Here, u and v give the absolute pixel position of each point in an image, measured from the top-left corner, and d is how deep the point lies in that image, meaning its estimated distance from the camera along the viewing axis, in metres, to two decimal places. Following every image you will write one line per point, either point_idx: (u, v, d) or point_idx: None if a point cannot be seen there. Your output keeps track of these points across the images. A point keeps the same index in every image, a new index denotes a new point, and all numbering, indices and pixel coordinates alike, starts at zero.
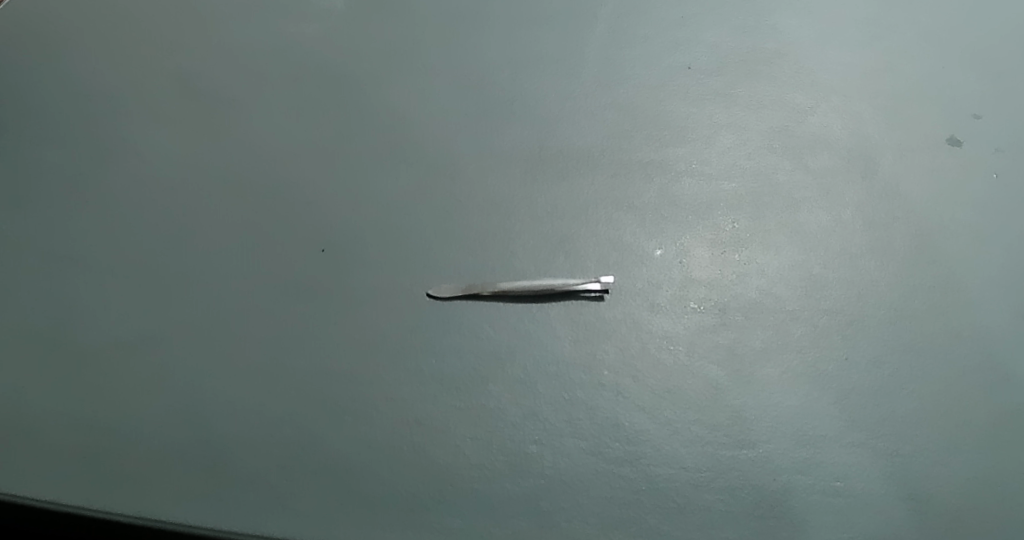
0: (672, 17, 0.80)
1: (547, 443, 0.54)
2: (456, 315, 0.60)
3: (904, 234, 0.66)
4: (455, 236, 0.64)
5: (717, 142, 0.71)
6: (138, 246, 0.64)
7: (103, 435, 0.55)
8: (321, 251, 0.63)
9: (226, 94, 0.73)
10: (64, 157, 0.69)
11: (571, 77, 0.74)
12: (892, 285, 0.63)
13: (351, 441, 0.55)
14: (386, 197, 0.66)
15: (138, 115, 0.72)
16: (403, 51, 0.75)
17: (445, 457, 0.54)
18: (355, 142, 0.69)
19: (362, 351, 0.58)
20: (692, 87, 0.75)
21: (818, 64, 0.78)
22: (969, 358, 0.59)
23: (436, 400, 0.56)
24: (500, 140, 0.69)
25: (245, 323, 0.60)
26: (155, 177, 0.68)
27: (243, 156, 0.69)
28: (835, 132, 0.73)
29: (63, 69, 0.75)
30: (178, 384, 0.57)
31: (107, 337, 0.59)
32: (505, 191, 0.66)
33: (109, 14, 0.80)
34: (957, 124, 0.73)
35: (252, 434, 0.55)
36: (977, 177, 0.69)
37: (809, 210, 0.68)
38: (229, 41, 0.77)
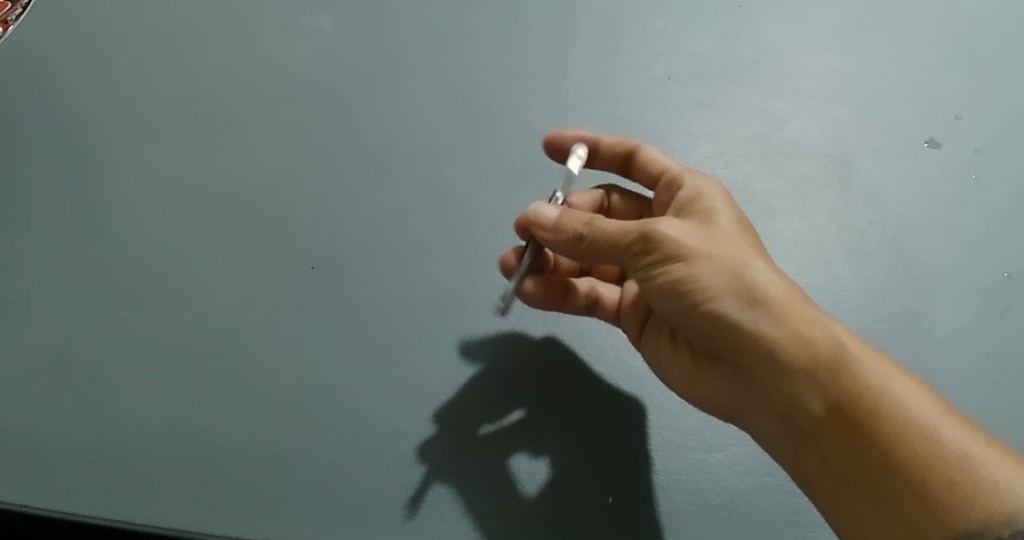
0: (654, 27, 0.81)
1: (528, 449, 0.59)
2: (439, 330, 0.63)
3: (877, 239, 0.71)
4: (439, 250, 0.67)
5: (696, 152, 0.73)
6: (135, 268, 0.67)
7: (109, 454, 0.59)
8: (311, 269, 0.66)
9: (213, 111, 0.75)
10: (53, 177, 0.71)
11: (553, 90, 0.76)
12: (863, 290, 0.68)
13: (343, 450, 0.59)
14: (373, 215, 0.69)
15: (127, 134, 0.74)
16: (388, 64, 0.77)
17: (428, 463, 0.58)
18: (346, 161, 0.72)
19: (352, 365, 0.62)
20: (672, 97, 0.76)
21: (797, 71, 0.80)
22: (926, 358, 0.65)
23: (423, 411, 0.60)
24: (484, 153, 0.72)
25: (241, 342, 0.63)
26: (149, 198, 0.70)
27: (234, 175, 0.71)
28: (813, 138, 0.76)
29: (51, 92, 0.76)
30: (176, 400, 0.61)
31: (106, 354, 0.63)
32: (487, 206, 0.69)
33: (87, 28, 0.80)
34: (937, 127, 0.78)
35: (248, 445, 0.59)
36: (954, 178, 0.75)
37: (785, 217, 0.71)
38: (213, 57, 0.78)
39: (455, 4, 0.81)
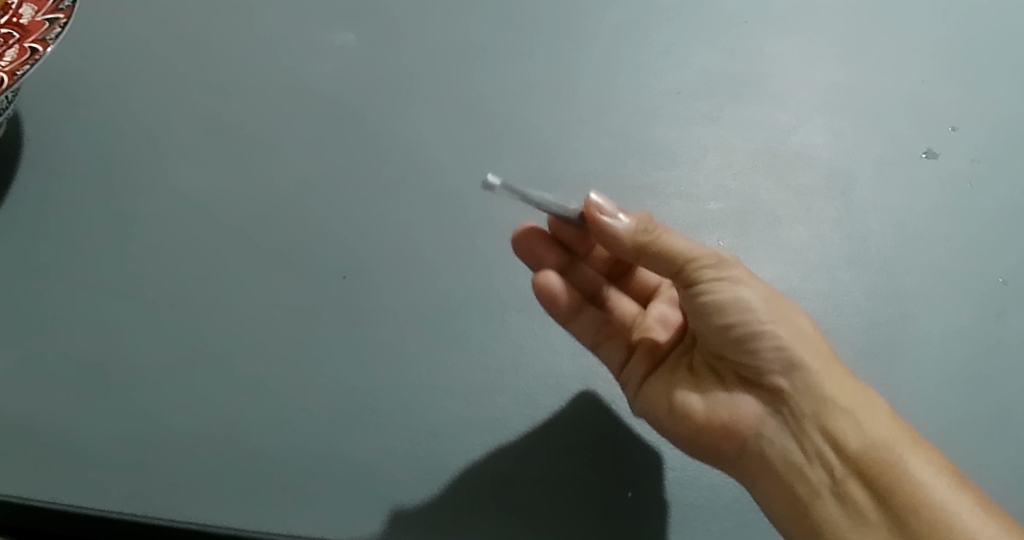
0: (662, 43, 0.85)
1: (550, 448, 0.63)
2: (465, 336, 0.67)
3: (879, 247, 0.75)
4: (462, 260, 0.71)
5: (705, 165, 0.77)
6: (174, 279, 0.70)
7: (155, 454, 0.63)
8: (342, 278, 0.70)
9: (242, 128, 0.78)
10: (90, 192, 0.75)
11: (568, 105, 0.79)
12: (865, 295, 0.72)
13: (376, 450, 0.63)
14: (399, 225, 0.73)
15: (160, 150, 0.77)
16: (408, 81, 0.81)
17: (457, 462, 0.62)
18: (371, 174, 0.75)
19: (382, 370, 0.66)
20: (681, 112, 0.80)
21: (800, 85, 0.84)
22: (926, 360, 0.69)
23: (452, 412, 0.64)
24: (503, 166, 0.75)
25: (276, 348, 0.67)
26: (183, 212, 0.74)
27: (264, 189, 0.75)
28: (816, 150, 0.80)
29: (86, 110, 0.80)
30: (215, 404, 0.64)
31: (148, 362, 0.66)
32: (506, 217, 0.73)
33: (117, 48, 0.84)
34: (935, 138, 0.81)
35: (286, 445, 0.63)
36: (952, 187, 0.78)
37: (790, 226, 0.75)
38: (240, 75, 0.82)
39: (473, 22, 0.85)
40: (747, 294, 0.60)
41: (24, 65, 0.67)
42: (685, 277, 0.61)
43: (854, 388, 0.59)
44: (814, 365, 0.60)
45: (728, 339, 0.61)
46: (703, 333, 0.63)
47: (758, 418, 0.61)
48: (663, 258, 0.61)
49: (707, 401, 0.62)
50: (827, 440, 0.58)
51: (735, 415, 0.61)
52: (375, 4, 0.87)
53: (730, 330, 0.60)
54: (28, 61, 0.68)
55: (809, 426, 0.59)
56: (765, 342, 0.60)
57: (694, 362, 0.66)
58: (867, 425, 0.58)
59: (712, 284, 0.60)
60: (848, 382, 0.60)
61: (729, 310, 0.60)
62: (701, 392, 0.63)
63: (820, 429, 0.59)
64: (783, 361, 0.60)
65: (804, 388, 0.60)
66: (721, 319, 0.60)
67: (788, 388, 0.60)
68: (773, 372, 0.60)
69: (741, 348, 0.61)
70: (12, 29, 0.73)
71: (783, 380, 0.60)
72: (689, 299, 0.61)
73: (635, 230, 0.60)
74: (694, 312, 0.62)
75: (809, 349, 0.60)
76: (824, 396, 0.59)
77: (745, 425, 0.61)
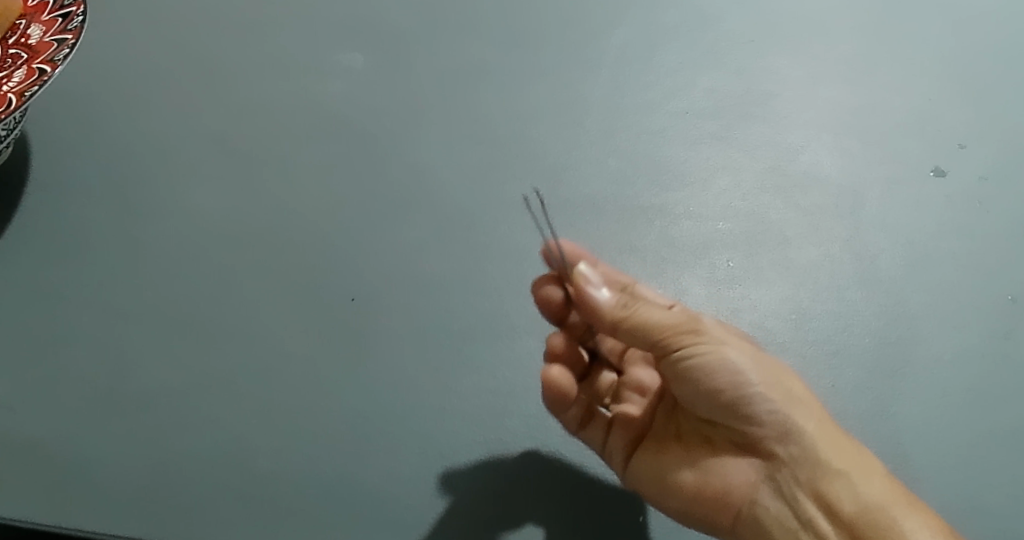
0: (670, 63, 0.85)
1: (559, 473, 0.63)
2: (474, 359, 0.67)
3: (888, 266, 0.74)
4: (471, 283, 0.71)
5: (713, 185, 0.77)
6: (183, 301, 0.70)
7: (165, 477, 0.63)
8: (351, 301, 0.70)
9: (251, 148, 0.78)
10: (98, 213, 0.75)
11: (576, 125, 0.79)
12: (876, 315, 0.72)
13: (385, 475, 0.63)
14: (408, 248, 0.73)
15: (168, 171, 0.77)
16: (417, 101, 0.81)
17: (467, 486, 0.62)
18: (379, 196, 0.75)
19: (392, 393, 0.66)
20: (689, 131, 0.80)
21: (808, 104, 0.84)
22: (937, 380, 0.69)
23: (461, 436, 0.64)
24: (512, 187, 0.75)
25: (286, 372, 0.67)
26: (191, 233, 0.74)
27: (273, 211, 0.75)
28: (824, 169, 0.80)
29: (95, 130, 0.80)
30: (225, 428, 0.65)
31: (158, 385, 0.66)
32: (515, 239, 0.73)
33: (126, 69, 0.84)
34: (943, 156, 0.81)
35: (295, 470, 0.63)
36: (960, 205, 0.78)
37: (800, 246, 0.74)
38: (248, 95, 0.82)
39: (481, 42, 0.85)
40: (736, 356, 0.58)
41: (34, 87, 0.67)
42: (665, 344, 0.59)
43: (849, 451, 0.59)
44: (808, 429, 0.59)
45: (719, 404, 0.60)
46: (691, 398, 0.61)
47: (752, 485, 0.60)
48: (638, 332, 0.59)
49: (698, 473, 0.61)
50: (821, 506, 0.58)
51: (728, 484, 0.60)
52: (383, 24, 0.87)
53: (720, 396, 0.59)
54: (38, 83, 0.68)
55: (803, 492, 0.59)
56: (755, 410, 0.59)
57: (683, 427, 0.65)
58: (862, 488, 0.57)
59: (698, 349, 0.58)
60: (844, 444, 0.59)
61: (719, 376, 0.59)
62: (691, 465, 0.62)
63: (815, 495, 0.58)
64: (777, 427, 0.59)
65: (799, 454, 0.59)
66: (709, 387, 0.59)
67: (783, 454, 0.59)
68: (769, 438, 0.60)
69: (734, 414, 0.60)
70: (22, 51, 0.73)
71: (779, 445, 0.59)
72: (673, 364, 0.60)
73: (613, 305, 0.60)
74: (681, 377, 0.60)
75: (802, 413, 0.59)
76: (819, 461, 0.58)
77: (738, 494, 0.60)
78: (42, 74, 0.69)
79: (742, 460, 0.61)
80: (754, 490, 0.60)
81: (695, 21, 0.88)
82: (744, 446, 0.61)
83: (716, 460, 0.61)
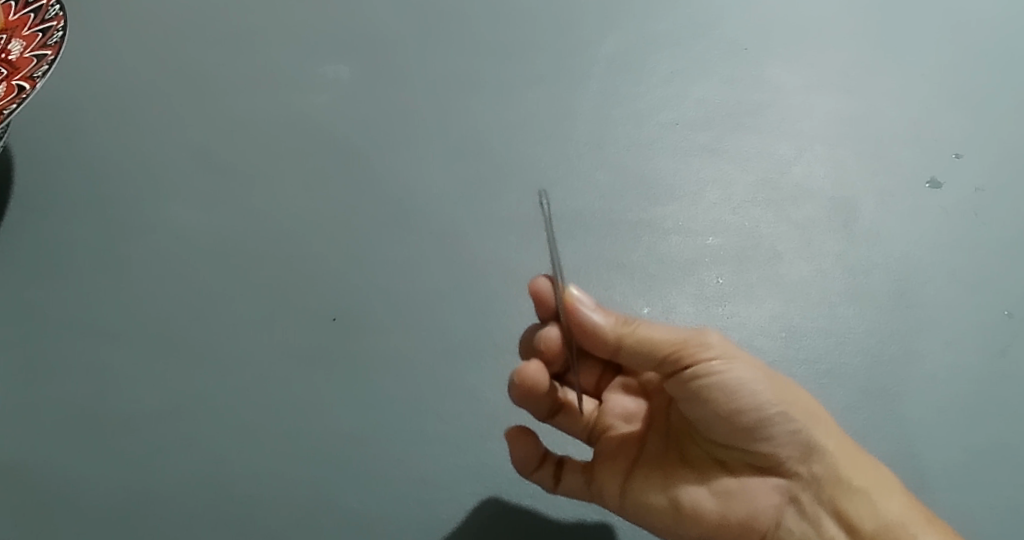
0: (661, 72, 0.83)
1: (541, 497, 0.63)
2: (457, 381, 0.67)
3: (882, 281, 0.73)
4: (456, 302, 0.70)
5: (703, 199, 0.75)
6: (165, 321, 0.70)
7: (146, 501, 0.62)
8: (333, 320, 0.70)
9: (234, 163, 0.77)
10: (79, 229, 0.74)
11: (564, 138, 0.78)
12: (869, 332, 0.70)
13: (366, 499, 0.63)
14: (392, 265, 0.72)
15: (149, 186, 0.76)
16: (403, 114, 0.80)
17: (448, 511, 0.62)
18: (364, 212, 0.75)
19: (374, 416, 0.66)
20: (680, 143, 0.79)
21: (802, 114, 0.82)
22: (931, 399, 0.67)
23: (442, 460, 0.64)
24: (498, 203, 0.75)
25: (268, 394, 0.67)
26: (172, 250, 0.73)
27: (255, 227, 0.74)
28: (816, 182, 0.78)
29: (77, 143, 0.78)
30: (205, 451, 0.64)
31: (138, 407, 0.66)
32: (500, 256, 0.72)
33: (108, 80, 0.83)
34: (939, 167, 0.80)
35: (276, 494, 0.63)
36: (957, 217, 0.77)
37: (791, 261, 0.73)
38: (231, 108, 0.81)
39: (468, 53, 0.84)
40: (752, 375, 0.59)
41: (12, 105, 0.66)
42: (674, 362, 0.59)
43: (867, 467, 0.60)
44: (828, 445, 0.60)
45: (738, 427, 0.59)
46: (707, 421, 0.61)
47: (777, 508, 0.61)
48: (642, 349, 0.60)
49: (720, 497, 0.61)
50: (843, 525, 0.59)
51: (753, 509, 0.61)
52: (368, 33, 0.86)
53: (738, 418, 0.59)
54: (16, 102, 0.67)
55: (825, 511, 0.60)
56: (778, 429, 0.59)
57: (691, 453, 0.64)
58: (883, 505, 0.59)
59: (711, 367, 0.58)
60: (862, 459, 0.60)
61: (737, 398, 0.59)
62: (710, 489, 0.61)
63: (837, 514, 0.60)
64: (797, 446, 0.60)
65: (822, 473, 0.60)
66: (728, 410, 0.59)
67: (805, 474, 0.60)
68: (790, 458, 0.60)
69: (753, 437, 0.60)
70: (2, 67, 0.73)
71: (800, 465, 0.60)
72: (684, 384, 0.60)
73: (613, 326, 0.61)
74: (697, 398, 0.60)
75: (822, 429, 0.60)
76: (841, 479, 0.59)
77: (764, 518, 0.61)
78: (20, 92, 0.68)
79: (762, 483, 0.61)
80: (779, 513, 0.61)
81: (686, 29, 0.87)
82: (763, 467, 0.61)
83: (736, 484, 0.61)
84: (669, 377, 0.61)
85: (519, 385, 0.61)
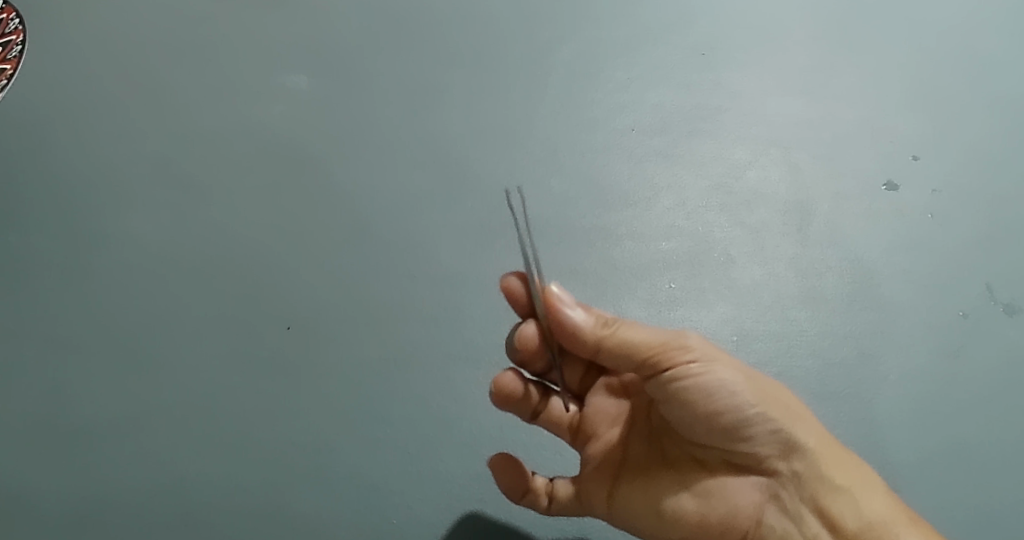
0: (619, 78, 0.84)
1: (491, 501, 0.64)
2: (411, 388, 0.68)
3: (835, 283, 0.74)
4: (410, 309, 0.71)
5: (657, 205, 0.77)
6: (121, 330, 0.70)
7: (101, 509, 0.63)
8: (288, 329, 0.70)
9: (192, 173, 0.78)
10: (39, 240, 0.75)
11: (520, 146, 0.79)
12: (820, 334, 0.71)
13: (319, 505, 0.63)
14: (347, 273, 0.73)
15: (108, 196, 0.77)
16: (361, 124, 0.81)
17: (398, 516, 0.63)
18: (321, 220, 0.75)
19: (327, 424, 0.66)
20: (636, 149, 0.80)
21: (758, 117, 0.83)
22: (879, 400, 0.68)
23: (394, 466, 0.65)
24: (454, 210, 0.75)
25: (223, 401, 0.67)
26: (129, 259, 0.74)
27: (213, 237, 0.75)
28: (771, 186, 0.79)
29: (38, 156, 0.79)
30: (160, 459, 0.65)
31: (93, 416, 0.67)
32: (455, 262, 0.73)
33: (68, 90, 0.83)
34: (896, 169, 0.80)
35: (230, 501, 0.64)
36: (913, 217, 0.77)
37: (743, 265, 0.74)
38: (191, 119, 0.81)
39: (427, 61, 0.85)
40: (730, 375, 0.58)
41: None
42: (652, 365, 0.58)
43: (847, 464, 0.59)
44: (809, 444, 0.59)
45: (718, 427, 0.59)
46: (685, 421, 0.59)
47: (758, 506, 0.60)
48: (621, 354, 0.59)
49: (700, 497, 0.60)
50: (825, 522, 0.58)
51: (733, 507, 0.59)
52: (328, 43, 0.86)
53: (718, 418, 0.58)
54: None
55: (808, 509, 0.59)
56: (758, 428, 0.58)
57: (671, 453, 0.62)
58: (863, 504, 0.58)
59: (689, 370, 0.58)
60: (843, 457, 0.59)
61: (716, 398, 0.58)
62: (692, 491, 0.60)
63: (818, 511, 0.58)
64: (777, 445, 0.59)
65: (803, 470, 0.59)
66: (709, 409, 0.58)
67: (785, 471, 0.59)
68: (770, 456, 0.59)
69: (733, 437, 0.59)
70: None
71: (781, 462, 0.59)
72: (663, 386, 0.59)
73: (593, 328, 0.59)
74: (675, 399, 0.59)
75: (803, 427, 0.59)
76: (824, 476, 0.58)
77: (744, 516, 0.60)
78: None
79: (742, 481, 0.60)
80: (760, 510, 0.60)
81: (645, 34, 0.88)
82: (744, 467, 0.60)
83: (716, 483, 0.60)
84: (647, 380, 0.59)
85: (497, 393, 0.61)
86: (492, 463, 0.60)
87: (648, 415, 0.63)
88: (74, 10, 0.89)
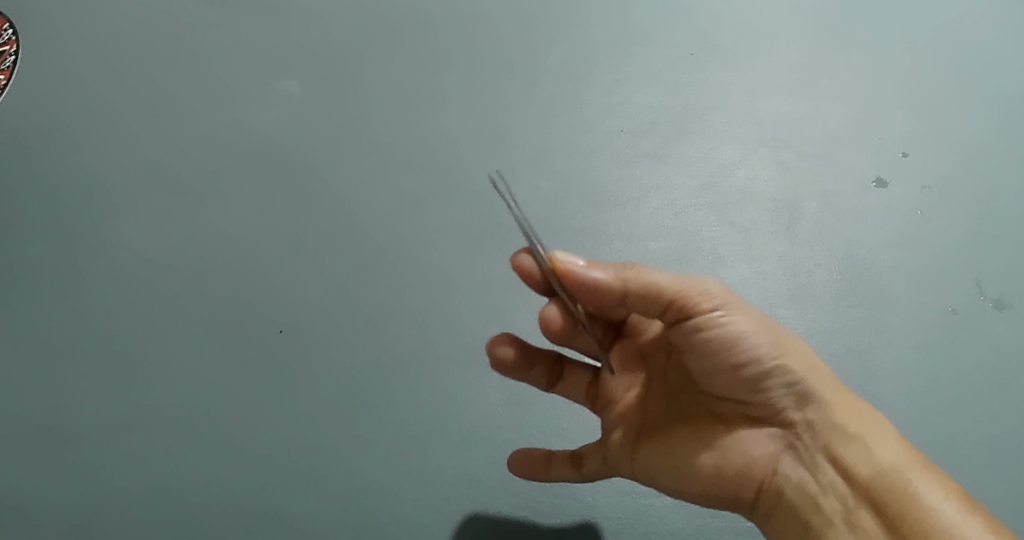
0: (608, 80, 0.85)
1: (481, 501, 0.65)
2: (402, 389, 0.69)
3: (823, 281, 0.74)
4: (401, 312, 0.72)
5: (646, 205, 0.77)
6: (116, 335, 0.71)
7: (98, 511, 0.64)
8: (280, 332, 0.71)
9: (185, 179, 0.79)
10: (34, 247, 0.76)
11: (510, 149, 0.80)
12: (807, 333, 0.72)
13: (312, 505, 0.65)
14: (338, 277, 0.74)
15: (103, 203, 0.78)
16: (352, 128, 0.81)
17: (390, 516, 0.64)
18: (313, 224, 0.76)
19: (320, 425, 0.67)
20: (625, 150, 0.80)
21: (747, 116, 0.84)
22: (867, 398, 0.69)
23: (386, 466, 0.66)
24: (444, 214, 0.76)
25: (217, 405, 0.68)
26: (123, 265, 0.74)
27: (206, 241, 0.76)
28: (761, 185, 0.79)
29: (35, 164, 0.80)
30: (156, 462, 0.66)
31: (89, 421, 0.68)
32: (445, 265, 0.74)
33: (62, 97, 0.84)
34: (885, 167, 0.80)
35: (224, 502, 0.65)
36: (902, 215, 0.78)
37: (732, 264, 0.75)
38: (184, 125, 0.82)
39: (418, 65, 0.85)
40: (750, 325, 0.57)
41: None
42: (673, 316, 0.57)
43: (861, 412, 0.58)
44: (825, 395, 0.58)
45: (738, 378, 0.57)
46: (705, 372, 0.58)
47: (773, 456, 0.59)
48: (643, 307, 0.57)
49: (716, 449, 0.59)
50: (840, 470, 0.57)
51: (747, 458, 0.59)
52: (319, 48, 0.87)
53: (738, 369, 0.57)
54: None
55: (822, 458, 0.57)
56: (776, 378, 0.57)
57: (689, 408, 0.61)
58: (877, 452, 0.56)
59: (710, 319, 0.56)
60: (856, 407, 0.59)
61: (736, 347, 0.56)
62: (707, 444, 0.59)
63: (832, 460, 0.57)
64: (794, 394, 0.58)
65: (818, 420, 0.58)
66: (729, 359, 0.57)
67: (800, 422, 0.58)
68: (787, 407, 0.58)
69: (752, 387, 0.58)
70: None
71: (796, 413, 0.58)
72: (684, 337, 0.57)
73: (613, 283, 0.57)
74: (696, 350, 0.57)
75: (819, 377, 0.58)
76: (837, 424, 0.57)
77: (758, 466, 0.59)
78: None
79: (757, 432, 0.59)
80: (775, 460, 0.59)
81: (635, 36, 0.88)
82: (761, 419, 0.59)
83: (732, 435, 0.59)
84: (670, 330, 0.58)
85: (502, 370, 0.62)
86: (511, 458, 0.63)
87: (667, 371, 0.62)
88: (69, 18, 0.90)
